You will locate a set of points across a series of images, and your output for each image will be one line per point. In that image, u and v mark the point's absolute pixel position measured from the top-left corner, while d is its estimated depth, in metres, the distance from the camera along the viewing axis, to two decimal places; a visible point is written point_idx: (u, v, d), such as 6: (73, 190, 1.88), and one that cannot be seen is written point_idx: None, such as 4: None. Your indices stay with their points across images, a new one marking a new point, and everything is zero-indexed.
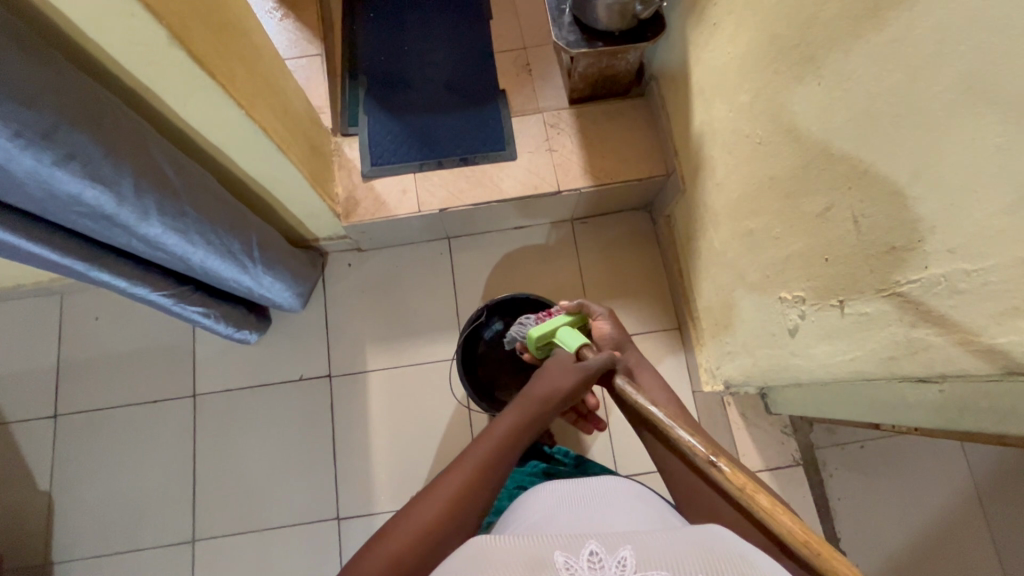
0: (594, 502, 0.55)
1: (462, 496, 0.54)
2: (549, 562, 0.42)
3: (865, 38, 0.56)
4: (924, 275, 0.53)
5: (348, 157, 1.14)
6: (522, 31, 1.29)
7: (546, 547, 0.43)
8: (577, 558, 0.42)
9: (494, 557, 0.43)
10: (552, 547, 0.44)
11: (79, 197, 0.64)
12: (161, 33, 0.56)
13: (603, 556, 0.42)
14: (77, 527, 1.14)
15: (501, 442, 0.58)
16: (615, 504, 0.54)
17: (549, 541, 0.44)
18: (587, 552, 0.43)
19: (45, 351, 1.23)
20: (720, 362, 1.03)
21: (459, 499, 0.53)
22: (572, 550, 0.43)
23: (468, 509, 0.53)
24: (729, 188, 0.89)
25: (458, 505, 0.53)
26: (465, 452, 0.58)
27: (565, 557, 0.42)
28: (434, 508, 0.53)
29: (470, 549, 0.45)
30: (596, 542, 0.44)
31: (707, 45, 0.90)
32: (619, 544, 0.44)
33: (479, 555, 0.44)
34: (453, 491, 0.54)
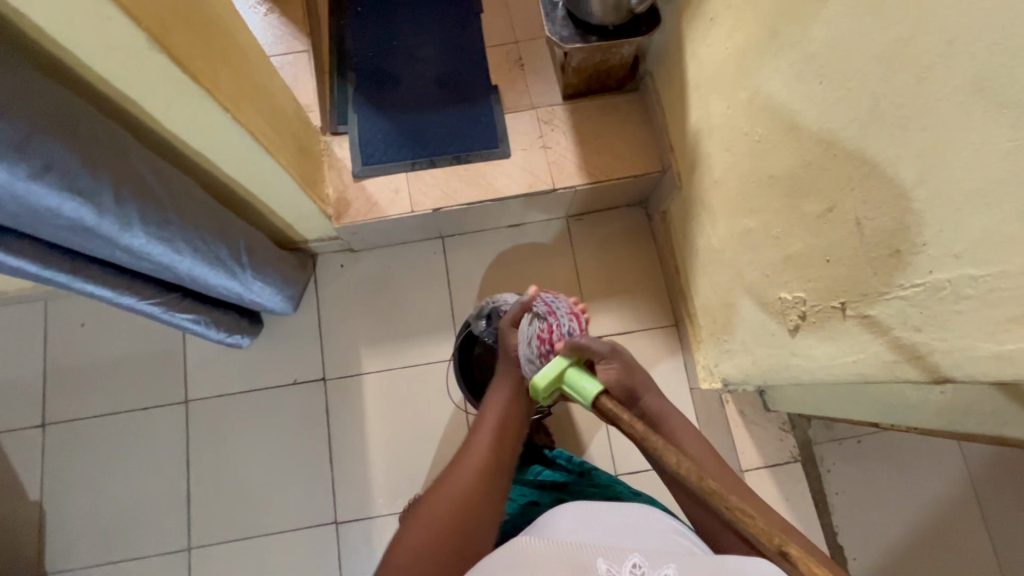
0: (628, 523, 0.56)
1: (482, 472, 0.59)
2: (592, 568, 0.44)
3: (869, 36, 0.54)
4: (928, 280, 0.52)
5: (338, 157, 1.12)
6: (514, 25, 1.26)
7: (589, 553, 0.45)
8: (621, 568, 0.44)
9: (538, 554, 0.45)
10: (595, 554, 0.45)
11: (58, 210, 0.62)
12: (138, 36, 0.54)
13: (647, 570, 0.43)
14: (71, 536, 1.12)
15: (502, 424, 0.65)
16: (650, 529, 0.55)
17: (593, 547, 0.46)
18: (630, 564, 0.44)
19: (31, 359, 1.20)
20: (719, 360, 1.03)
21: (480, 477, 0.59)
22: (615, 559, 0.44)
23: (491, 487, 0.59)
24: (727, 186, 0.87)
25: (480, 483, 0.58)
26: (470, 437, 0.64)
27: (608, 565, 0.44)
28: (454, 488, 0.57)
29: (515, 543, 0.47)
30: (639, 555, 0.45)
31: (704, 40, 0.89)
32: (663, 560, 0.45)
33: (522, 551, 0.46)
34: (472, 471, 0.59)
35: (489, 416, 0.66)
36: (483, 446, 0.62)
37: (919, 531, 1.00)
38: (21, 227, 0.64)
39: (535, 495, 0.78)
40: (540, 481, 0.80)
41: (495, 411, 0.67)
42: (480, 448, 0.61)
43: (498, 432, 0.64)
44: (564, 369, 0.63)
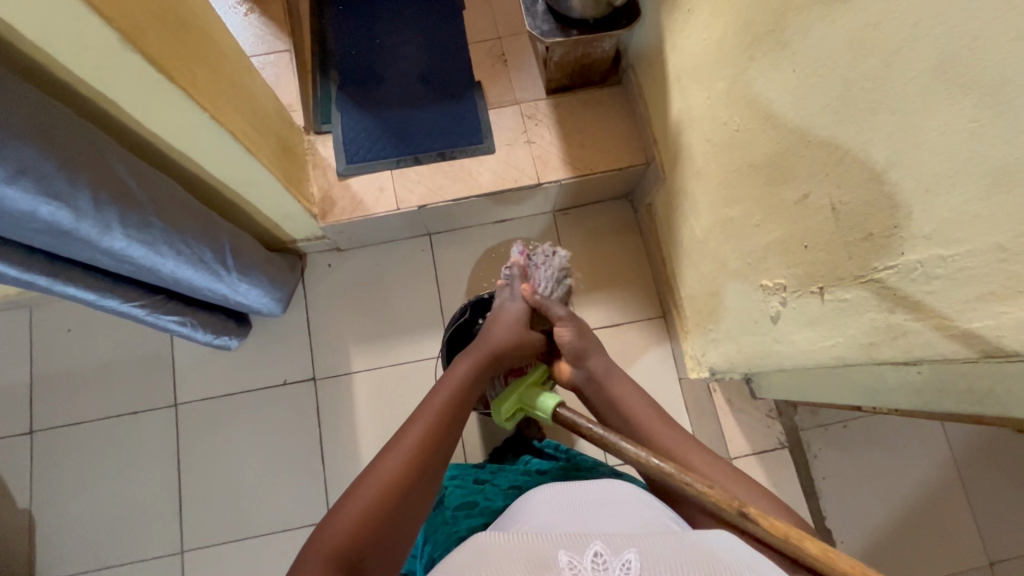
0: (596, 504, 0.57)
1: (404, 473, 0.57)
2: (554, 561, 0.44)
3: (840, 23, 0.55)
4: (902, 262, 0.53)
5: (322, 156, 1.12)
6: (497, 20, 1.26)
7: (552, 547, 0.45)
8: (582, 558, 0.44)
9: (499, 553, 0.45)
10: (557, 547, 0.45)
11: (35, 213, 0.61)
12: (111, 36, 0.54)
13: (608, 557, 0.44)
14: (62, 545, 1.12)
15: (439, 418, 0.65)
16: (618, 508, 0.56)
17: (553, 541, 0.46)
18: (591, 553, 0.44)
19: (16, 366, 1.19)
20: (706, 349, 1.04)
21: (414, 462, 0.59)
22: (577, 550, 0.45)
23: (417, 485, 0.57)
24: (708, 177, 0.88)
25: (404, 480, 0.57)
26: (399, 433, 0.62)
27: (570, 556, 0.44)
28: (390, 471, 0.57)
29: (479, 542, 0.47)
30: (601, 544, 0.45)
31: (682, 32, 0.89)
32: (624, 547, 0.45)
33: (483, 552, 0.46)
34: (398, 466, 0.58)
35: (426, 410, 0.65)
36: (413, 443, 0.61)
37: (906, 512, 1.02)
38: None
39: (521, 481, 0.77)
40: (526, 470, 0.80)
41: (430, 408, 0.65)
42: (409, 442, 0.60)
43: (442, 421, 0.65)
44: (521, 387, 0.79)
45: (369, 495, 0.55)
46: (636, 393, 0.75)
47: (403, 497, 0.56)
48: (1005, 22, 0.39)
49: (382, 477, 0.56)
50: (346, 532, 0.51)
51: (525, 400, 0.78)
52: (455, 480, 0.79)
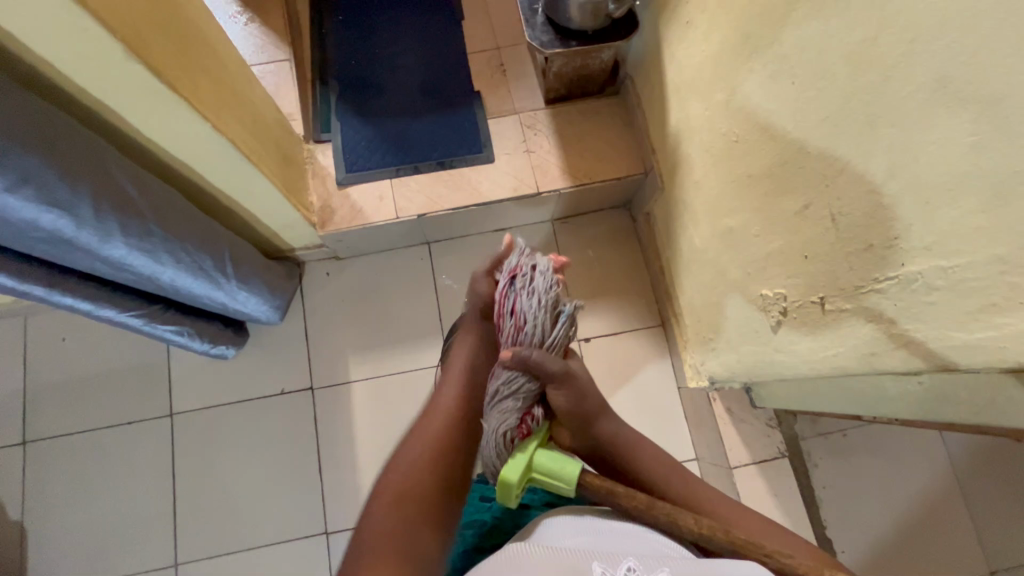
0: (622, 526, 0.58)
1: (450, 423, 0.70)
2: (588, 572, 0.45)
3: (838, 36, 0.56)
4: (902, 272, 0.53)
5: (322, 165, 1.12)
6: (496, 31, 1.27)
7: (586, 558, 0.46)
8: (616, 571, 0.45)
9: (535, 560, 0.46)
10: (591, 559, 0.47)
11: (34, 221, 0.61)
12: (115, 46, 0.54)
13: (642, 574, 0.45)
14: (55, 558, 1.10)
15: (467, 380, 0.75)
16: (643, 535, 0.57)
17: (588, 553, 0.47)
18: (625, 568, 0.46)
19: (10, 376, 1.17)
20: (705, 358, 1.04)
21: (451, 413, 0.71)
22: (611, 563, 0.46)
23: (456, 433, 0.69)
24: (707, 187, 0.89)
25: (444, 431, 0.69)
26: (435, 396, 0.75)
27: (604, 568, 0.45)
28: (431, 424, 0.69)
29: (516, 549, 0.48)
30: (634, 560, 0.47)
31: (681, 43, 0.90)
32: (655, 565, 0.46)
33: (520, 556, 0.47)
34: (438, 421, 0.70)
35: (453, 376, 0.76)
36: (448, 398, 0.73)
37: (907, 523, 1.02)
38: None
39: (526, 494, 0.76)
40: None
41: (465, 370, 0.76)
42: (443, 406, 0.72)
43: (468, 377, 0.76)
44: (533, 454, 0.63)
45: (418, 445, 0.67)
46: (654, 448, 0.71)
47: (442, 456, 0.66)
48: (1003, 39, 0.40)
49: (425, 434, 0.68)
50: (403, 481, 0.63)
51: (538, 465, 0.62)
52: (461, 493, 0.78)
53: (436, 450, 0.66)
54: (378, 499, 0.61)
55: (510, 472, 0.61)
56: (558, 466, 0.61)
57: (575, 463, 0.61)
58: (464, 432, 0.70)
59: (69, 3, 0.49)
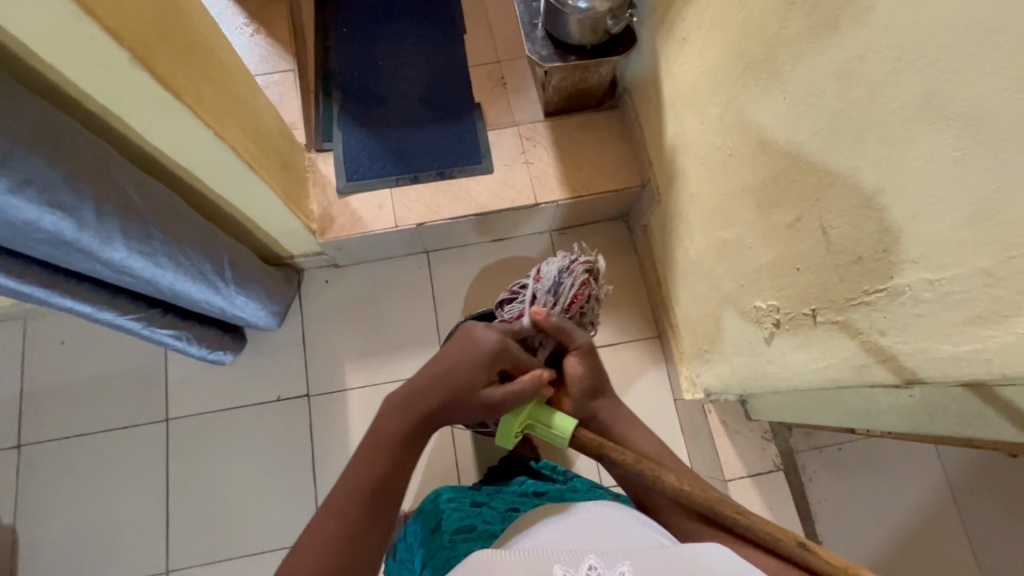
0: (594, 520, 0.57)
1: (368, 492, 0.61)
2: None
3: (827, 54, 0.57)
4: (891, 285, 0.54)
5: (323, 173, 1.13)
6: (496, 45, 1.29)
7: (547, 561, 0.46)
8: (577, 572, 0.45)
9: (496, 567, 0.46)
10: (552, 561, 0.46)
11: (36, 222, 0.62)
12: (122, 55, 0.55)
13: (602, 570, 0.45)
14: (45, 563, 1.09)
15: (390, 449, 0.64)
16: (615, 526, 0.56)
17: (550, 554, 0.47)
18: (586, 566, 0.45)
19: (8, 379, 1.18)
20: (700, 370, 1.04)
21: (364, 496, 0.61)
22: (572, 563, 0.46)
23: (367, 524, 0.60)
24: (702, 199, 0.90)
25: (353, 522, 0.59)
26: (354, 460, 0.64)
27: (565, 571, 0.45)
28: (340, 511, 0.60)
29: (476, 556, 0.48)
30: (595, 556, 0.46)
31: (677, 58, 0.92)
32: (618, 559, 0.46)
33: (481, 563, 0.47)
34: (347, 505, 0.60)
35: (375, 439, 0.65)
36: (365, 471, 0.62)
37: (905, 540, 1.01)
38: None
39: (518, 503, 0.75)
40: (523, 490, 0.81)
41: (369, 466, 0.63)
42: (355, 483, 0.62)
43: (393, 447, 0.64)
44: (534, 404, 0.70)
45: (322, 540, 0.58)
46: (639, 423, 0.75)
47: (345, 558, 0.57)
48: (985, 57, 0.41)
49: (329, 525, 0.59)
50: None
51: (538, 415, 0.69)
52: (451, 503, 0.78)
53: (341, 552, 0.57)
54: None
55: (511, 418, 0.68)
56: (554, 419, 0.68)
57: (571, 421, 0.67)
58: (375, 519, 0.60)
59: (79, 13, 0.50)
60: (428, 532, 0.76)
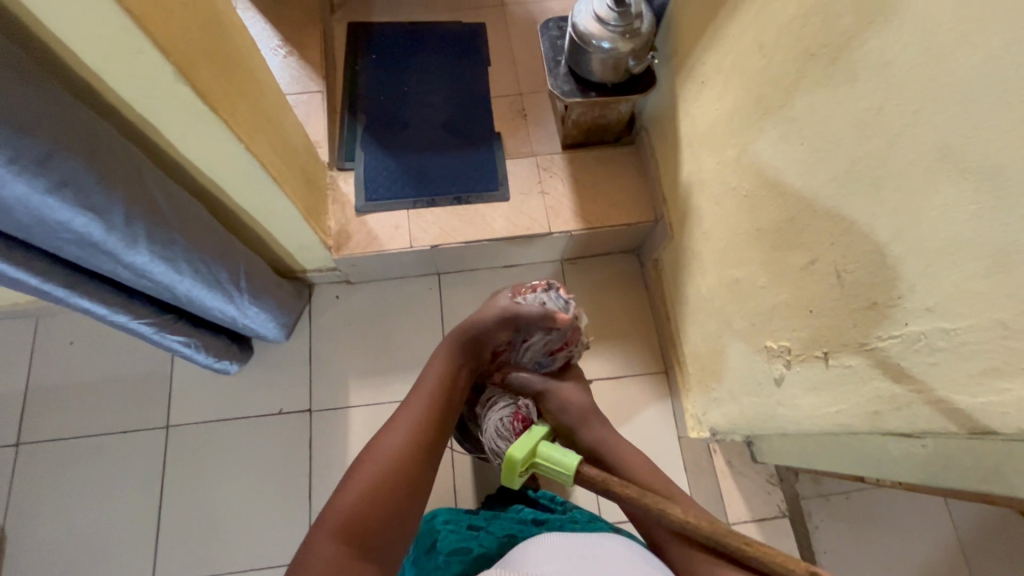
0: (599, 556, 0.55)
1: (419, 431, 0.67)
2: None
3: (846, 104, 0.59)
4: (905, 332, 0.54)
5: (343, 192, 1.16)
6: (519, 78, 1.34)
7: None
8: None
9: None
10: None
11: (68, 222, 0.63)
12: (168, 70, 0.58)
13: None
14: (31, 565, 1.07)
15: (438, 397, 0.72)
16: (622, 563, 0.54)
17: None
18: None
19: (15, 375, 1.18)
20: (707, 408, 1.03)
21: (418, 430, 0.67)
22: None
23: (421, 458, 0.65)
24: (716, 237, 0.91)
25: (409, 452, 0.64)
26: (406, 406, 0.71)
27: None
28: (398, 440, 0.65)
29: None
30: None
31: (696, 100, 0.94)
32: None
33: None
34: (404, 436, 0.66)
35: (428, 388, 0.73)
36: (419, 410, 0.69)
37: None
38: (54, 251, 0.69)
39: (516, 530, 0.75)
40: (519, 518, 0.80)
41: (413, 414, 0.69)
42: (410, 419, 0.68)
43: (442, 394, 0.72)
44: (537, 442, 0.72)
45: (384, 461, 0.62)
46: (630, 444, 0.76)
47: (403, 482, 0.61)
48: (1002, 117, 0.42)
49: (390, 450, 0.64)
50: (356, 504, 0.58)
51: (542, 453, 0.72)
52: (447, 524, 0.77)
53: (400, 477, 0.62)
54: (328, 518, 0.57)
55: (512, 460, 0.71)
56: (556, 455, 0.70)
57: (575, 456, 0.69)
58: (425, 455, 0.65)
59: (133, 29, 0.53)
60: (421, 552, 0.75)
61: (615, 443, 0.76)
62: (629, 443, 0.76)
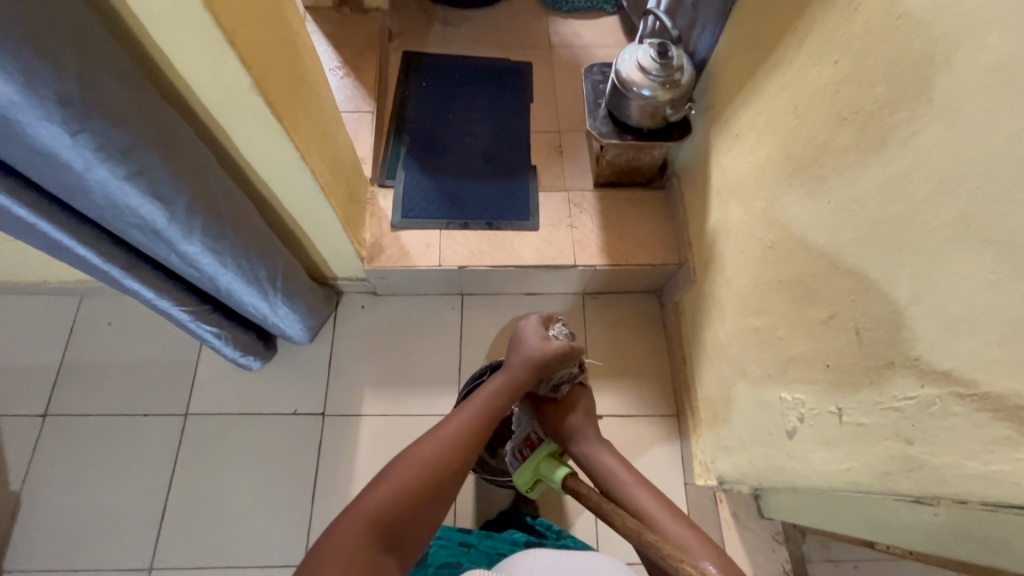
0: None
1: (458, 443, 0.69)
2: None
3: (874, 168, 0.61)
4: (921, 393, 0.55)
5: (381, 207, 1.21)
6: (559, 116, 1.40)
7: None
8: None
9: None
10: None
11: (137, 208, 0.69)
12: (246, 81, 0.64)
13: None
14: (40, 534, 1.11)
15: (481, 414, 0.73)
16: None
17: None
18: None
19: (53, 349, 1.24)
20: (717, 455, 1.02)
21: (457, 443, 0.69)
22: None
23: (453, 471, 0.67)
24: (738, 285, 0.93)
25: (445, 462, 0.66)
26: (450, 416, 0.73)
27: None
28: (436, 447, 0.67)
29: None
30: None
31: (729, 152, 0.98)
32: None
33: None
34: (444, 446, 0.68)
35: (473, 402, 0.75)
36: (461, 423, 0.71)
37: None
38: (118, 233, 0.75)
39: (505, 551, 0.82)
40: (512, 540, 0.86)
41: (456, 425, 0.71)
42: (453, 429, 0.70)
43: (485, 412, 0.74)
44: (540, 462, 0.77)
45: (419, 466, 0.65)
46: (651, 490, 0.71)
47: (431, 489, 0.64)
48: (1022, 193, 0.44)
49: (427, 456, 0.66)
50: (387, 500, 0.60)
51: (544, 470, 0.77)
52: (440, 539, 0.82)
53: (431, 486, 0.64)
54: (360, 505, 0.59)
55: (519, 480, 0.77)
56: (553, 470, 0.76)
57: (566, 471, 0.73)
58: (457, 467, 0.67)
59: (223, 45, 0.59)
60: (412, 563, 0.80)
61: (632, 484, 0.72)
62: (650, 486, 0.72)
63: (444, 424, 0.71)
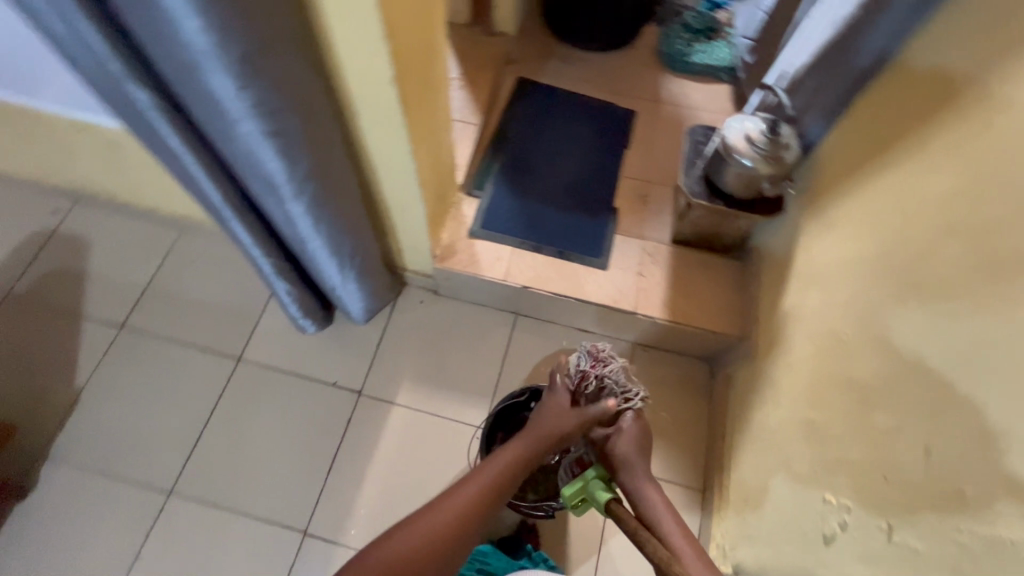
0: None
1: (485, 494, 0.72)
2: None
3: (979, 287, 0.59)
4: (988, 533, 0.51)
5: (464, 213, 1.28)
6: (651, 167, 1.42)
7: None
8: None
9: None
10: None
11: (265, 162, 0.76)
12: (388, 74, 0.70)
13: None
14: (88, 431, 1.20)
15: (513, 467, 0.76)
16: None
17: None
18: None
19: (145, 269, 1.37)
20: (738, 543, 0.97)
21: (484, 494, 0.72)
22: None
23: (476, 522, 0.70)
24: (801, 373, 0.89)
25: (469, 514, 0.70)
26: (484, 464, 0.76)
27: None
28: (465, 497, 0.71)
29: None
30: None
31: (820, 238, 0.96)
32: None
33: None
34: (470, 497, 0.71)
35: (508, 453, 0.77)
36: (491, 475, 0.74)
37: None
38: (241, 178, 0.82)
39: None
40: None
41: (487, 476, 0.74)
42: (482, 481, 0.73)
43: (516, 465, 0.76)
44: (585, 484, 0.75)
45: (445, 515, 0.69)
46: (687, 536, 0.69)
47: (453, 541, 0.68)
48: None
49: (454, 506, 0.70)
50: (408, 547, 0.66)
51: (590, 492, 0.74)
52: None
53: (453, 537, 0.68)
54: (385, 548, 0.65)
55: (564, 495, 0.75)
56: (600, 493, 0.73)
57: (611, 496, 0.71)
58: (481, 519, 0.71)
59: (380, 38, 0.65)
60: None
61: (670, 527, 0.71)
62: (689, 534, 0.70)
63: (476, 473, 0.74)
